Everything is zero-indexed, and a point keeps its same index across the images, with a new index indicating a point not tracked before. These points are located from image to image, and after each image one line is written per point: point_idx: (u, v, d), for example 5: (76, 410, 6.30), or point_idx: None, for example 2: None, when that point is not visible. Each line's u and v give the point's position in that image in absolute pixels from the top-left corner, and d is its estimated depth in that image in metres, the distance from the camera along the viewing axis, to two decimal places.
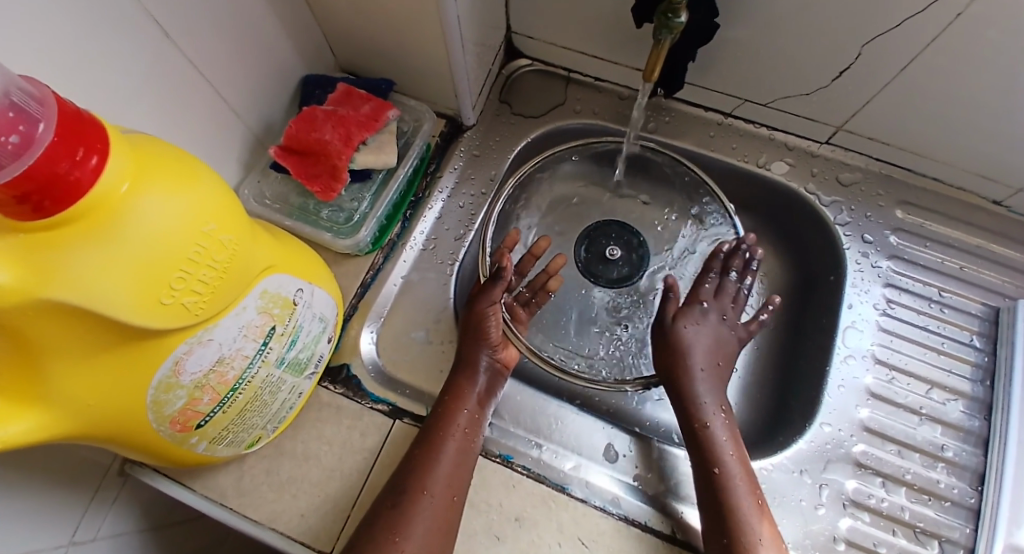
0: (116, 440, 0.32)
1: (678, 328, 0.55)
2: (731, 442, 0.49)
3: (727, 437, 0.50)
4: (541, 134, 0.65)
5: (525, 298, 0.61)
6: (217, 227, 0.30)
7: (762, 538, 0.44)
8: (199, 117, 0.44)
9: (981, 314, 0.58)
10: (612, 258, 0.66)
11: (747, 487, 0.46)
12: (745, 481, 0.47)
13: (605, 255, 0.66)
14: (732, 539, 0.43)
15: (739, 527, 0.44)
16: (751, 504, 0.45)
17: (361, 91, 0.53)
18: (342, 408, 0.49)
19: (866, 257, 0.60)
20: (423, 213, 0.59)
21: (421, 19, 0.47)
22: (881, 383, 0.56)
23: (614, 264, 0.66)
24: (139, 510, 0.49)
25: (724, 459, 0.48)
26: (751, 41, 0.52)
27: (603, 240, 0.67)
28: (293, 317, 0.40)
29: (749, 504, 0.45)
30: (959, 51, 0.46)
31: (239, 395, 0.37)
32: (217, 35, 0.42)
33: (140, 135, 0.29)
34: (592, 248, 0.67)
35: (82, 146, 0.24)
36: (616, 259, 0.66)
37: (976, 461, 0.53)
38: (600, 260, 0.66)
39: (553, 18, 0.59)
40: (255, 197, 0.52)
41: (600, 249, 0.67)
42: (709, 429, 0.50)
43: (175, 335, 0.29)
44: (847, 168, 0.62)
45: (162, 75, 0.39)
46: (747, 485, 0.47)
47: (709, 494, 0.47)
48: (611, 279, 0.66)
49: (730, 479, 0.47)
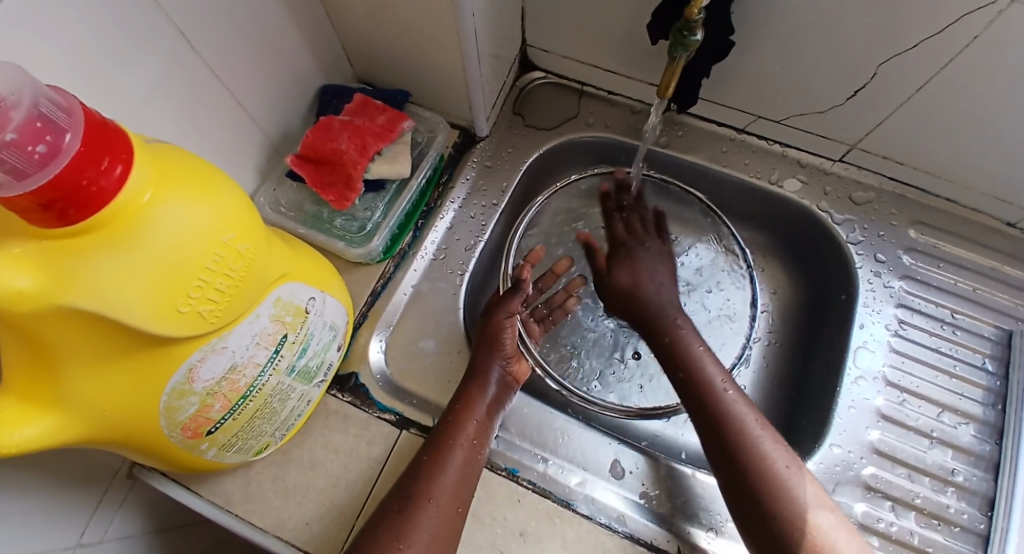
0: (129, 445, 0.33)
1: (615, 279, 0.58)
2: (697, 342, 0.52)
3: (694, 341, 0.52)
4: (553, 146, 0.65)
5: (542, 314, 0.62)
6: (235, 236, 0.30)
7: (747, 411, 0.47)
8: (218, 125, 0.45)
9: (993, 338, 0.58)
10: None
11: (722, 378, 0.49)
12: (718, 371, 0.49)
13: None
14: (718, 420, 0.46)
15: (721, 410, 0.47)
16: (728, 389, 0.48)
17: (377, 102, 0.53)
18: (350, 416, 0.49)
19: (879, 276, 0.60)
20: (434, 223, 0.59)
21: (439, 32, 0.47)
22: (893, 405, 0.56)
23: None
24: (146, 513, 0.49)
25: (694, 355, 0.51)
26: (766, 58, 0.53)
27: None
28: (305, 325, 0.40)
29: (726, 391, 0.48)
30: (974, 73, 0.46)
31: (250, 402, 0.37)
32: (239, 43, 0.43)
33: (161, 144, 0.29)
34: None
35: (106, 155, 0.24)
36: None
37: (986, 486, 0.52)
38: None
39: (569, 32, 0.59)
40: (270, 204, 0.52)
41: None
42: (672, 335, 0.52)
43: (190, 342, 0.30)
44: (861, 187, 0.62)
45: (183, 82, 0.40)
46: (721, 374, 0.49)
47: (686, 389, 0.49)
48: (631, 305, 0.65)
49: (704, 374, 0.49)
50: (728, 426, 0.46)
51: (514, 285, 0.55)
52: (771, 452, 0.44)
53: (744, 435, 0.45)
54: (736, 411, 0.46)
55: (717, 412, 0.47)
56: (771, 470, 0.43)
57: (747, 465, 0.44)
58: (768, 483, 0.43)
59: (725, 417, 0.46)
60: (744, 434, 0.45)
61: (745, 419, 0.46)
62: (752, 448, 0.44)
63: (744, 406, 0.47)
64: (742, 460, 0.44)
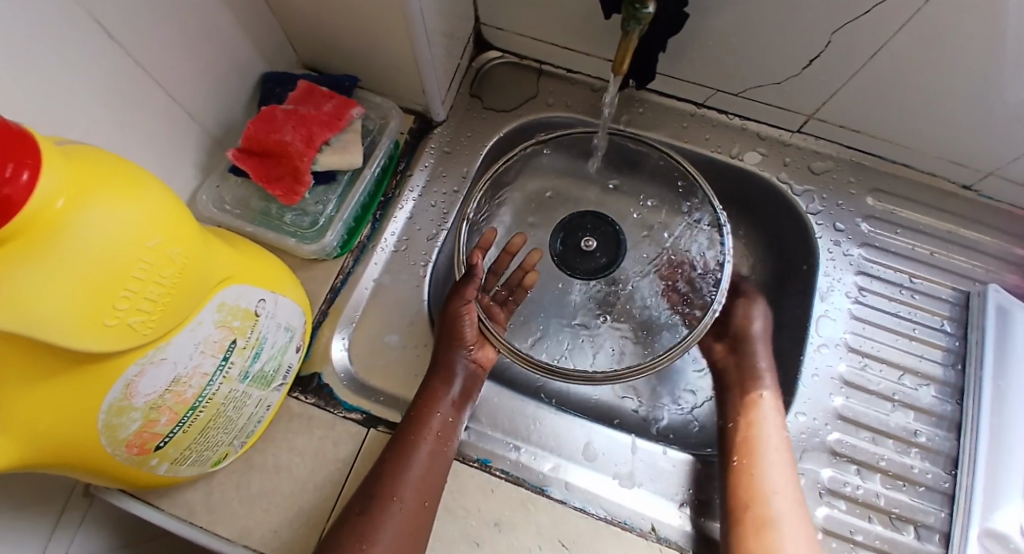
0: (67, 467, 0.31)
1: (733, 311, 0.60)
2: (773, 380, 0.55)
3: (771, 379, 0.55)
4: (513, 128, 0.63)
5: (503, 296, 0.62)
6: (164, 241, 0.28)
7: (782, 445, 0.50)
8: (151, 121, 0.42)
9: (952, 300, 0.59)
10: (587, 250, 0.67)
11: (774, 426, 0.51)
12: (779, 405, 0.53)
13: (581, 247, 0.66)
14: (752, 442, 0.50)
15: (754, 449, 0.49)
16: (766, 413, 0.52)
17: (324, 89, 0.51)
18: (314, 418, 0.48)
19: (838, 245, 0.61)
20: (394, 213, 0.57)
21: (384, 14, 0.45)
22: (855, 370, 0.57)
23: (591, 255, 0.66)
24: (107, 530, 0.47)
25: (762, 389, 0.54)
26: (722, 30, 0.52)
27: (578, 232, 0.67)
28: (256, 328, 0.38)
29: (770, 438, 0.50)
30: (927, 38, 0.46)
31: (201, 413, 0.36)
32: (167, 32, 0.40)
33: (74, 145, 0.27)
34: (568, 239, 0.67)
35: (12, 161, 0.21)
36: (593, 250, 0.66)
37: (948, 445, 0.54)
38: (576, 251, 0.66)
39: (524, 9, 0.57)
40: (214, 202, 0.49)
41: (575, 240, 0.67)
42: (762, 370, 0.55)
43: (123, 356, 0.28)
44: (819, 157, 0.62)
45: (108, 77, 0.37)
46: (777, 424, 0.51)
47: (743, 411, 0.53)
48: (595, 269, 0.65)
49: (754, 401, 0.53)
50: (757, 448, 0.49)
51: (467, 271, 0.54)
52: (781, 483, 0.47)
53: (761, 461, 0.48)
54: (776, 440, 0.50)
55: (755, 436, 0.50)
56: (769, 494, 0.47)
57: (752, 486, 0.47)
58: (758, 504, 0.46)
59: (763, 440, 0.50)
60: (766, 460, 0.48)
61: (773, 451, 0.49)
62: (765, 474, 0.48)
63: (782, 437, 0.50)
64: (751, 480, 0.47)
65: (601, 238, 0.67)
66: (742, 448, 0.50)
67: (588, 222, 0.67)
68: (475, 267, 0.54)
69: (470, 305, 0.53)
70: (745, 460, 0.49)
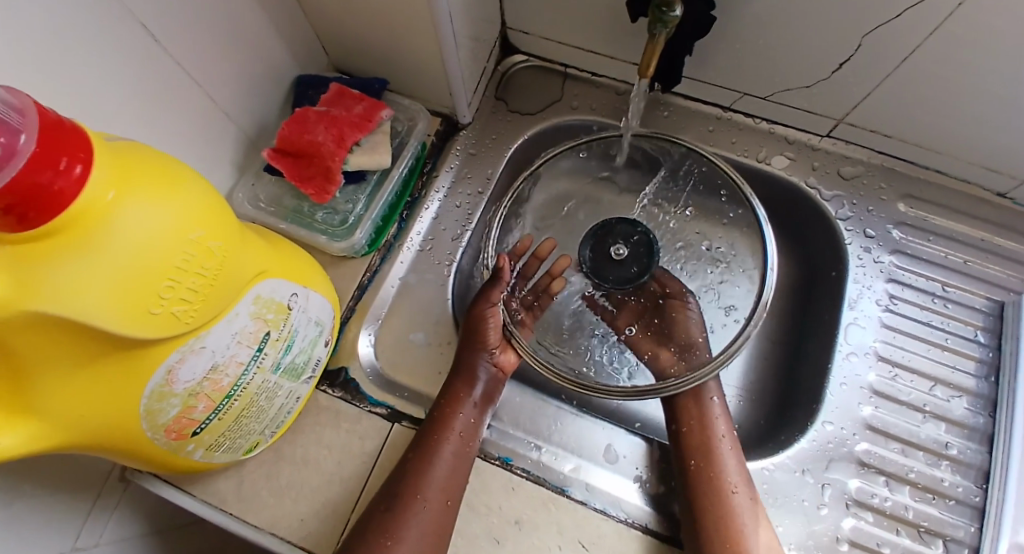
0: (112, 450, 0.32)
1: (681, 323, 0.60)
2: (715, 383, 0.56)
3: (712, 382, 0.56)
4: (538, 130, 0.64)
5: (528, 302, 0.61)
6: (205, 234, 0.29)
7: (734, 444, 0.51)
8: (191, 121, 0.43)
9: (985, 309, 0.58)
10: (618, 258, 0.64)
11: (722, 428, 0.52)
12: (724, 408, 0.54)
13: (611, 254, 0.64)
14: (709, 444, 0.50)
15: (712, 451, 0.50)
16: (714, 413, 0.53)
17: (354, 91, 0.52)
18: (341, 411, 0.49)
19: (869, 252, 0.60)
20: (420, 214, 0.58)
21: (413, 18, 0.46)
22: (885, 380, 0.56)
23: (622, 264, 0.63)
24: (141, 515, 0.49)
25: (710, 393, 0.54)
26: (749, 33, 0.51)
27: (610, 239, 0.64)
28: (288, 322, 0.39)
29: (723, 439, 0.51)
30: (960, 40, 0.45)
31: (235, 401, 0.37)
32: (206, 35, 0.42)
33: (124, 142, 0.28)
34: (599, 247, 0.64)
35: (64, 155, 0.23)
36: (624, 259, 0.64)
37: (980, 459, 0.52)
38: (606, 260, 0.63)
39: (549, 14, 0.58)
40: (249, 200, 0.51)
41: (606, 248, 0.64)
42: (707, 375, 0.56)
43: (167, 344, 0.29)
44: (849, 162, 0.61)
45: (153, 80, 0.38)
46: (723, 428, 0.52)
47: (693, 414, 0.53)
48: (623, 279, 0.63)
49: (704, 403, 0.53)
50: (713, 450, 0.50)
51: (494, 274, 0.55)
52: (741, 482, 0.48)
53: (719, 462, 0.49)
54: (729, 440, 0.51)
55: (711, 436, 0.51)
56: (731, 492, 0.47)
57: (716, 488, 0.47)
58: (724, 505, 0.46)
59: (720, 441, 0.50)
60: (725, 461, 0.49)
61: (728, 450, 0.50)
62: (725, 474, 0.48)
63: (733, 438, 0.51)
64: (713, 481, 0.48)
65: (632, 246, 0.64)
66: (699, 451, 0.50)
67: (621, 232, 0.64)
68: (501, 270, 0.55)
69: (495, 307, 0.54)
70: (704, 463, 0.49)
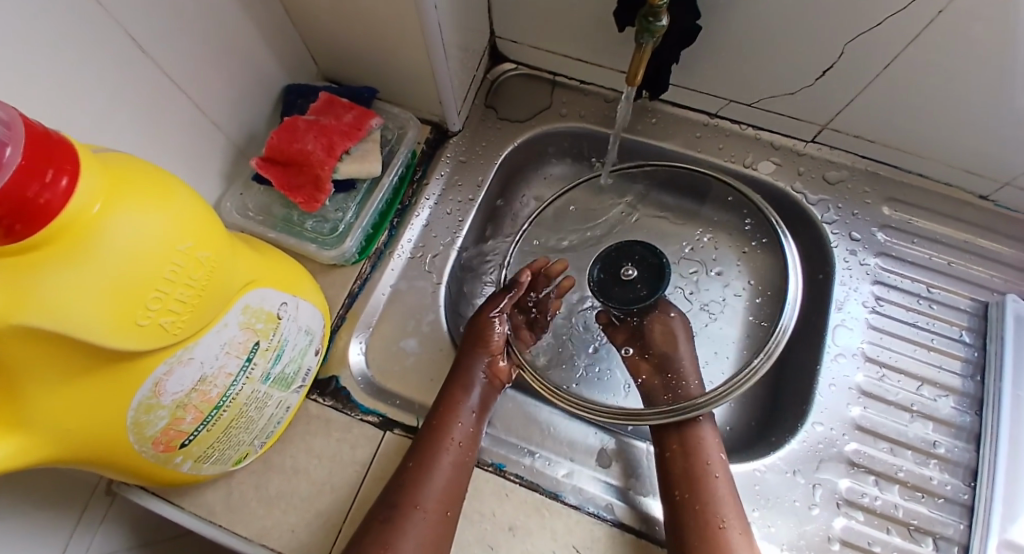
0: (98, 463, 0.32)
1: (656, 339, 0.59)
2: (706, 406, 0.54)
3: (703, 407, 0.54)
4: (528, 138, 0.64)
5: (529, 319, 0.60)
6: (194, 244, 0.29)
7: (723, 473, 0.49)
8: (179, 131, 0.43)
9: (970, 310, 0.59)
10: (626, 280, 0.63)
11: (714, 462, 0.49)
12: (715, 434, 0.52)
13: (621, 276, 0.63)
14: (695, 472, 0.48)
15: (701, 483, 0.47)
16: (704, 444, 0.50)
17: (343, 100, 0.52)
18: (331, 420, 0.49)
19: (854, 255, 0.61)
20: (410, 221, 0.59)
21: (403, 27, 0.46)
22: (873, 381, 0.57)
23: (629, 284, 0.62)
24: (128, 528, 0.49)
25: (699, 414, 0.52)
26: (734, 41, 0.52)
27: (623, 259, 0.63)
28: (277, 331, 0.39)
29: (713, 472, 0.48)
30: (940, 47, 0.46)
31: (224, 412, 0.37)
32: (195, 45, 0.42)
33: (112, 153, 0.28)
34: (609, 267, 0.63)
35: (51, 167, 0.23)
36: (631, 281, 0.62)
37: (967, 457, 0.53)
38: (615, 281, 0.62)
39: (538, 22, 0.58)
40: (238, 209, 0.51)
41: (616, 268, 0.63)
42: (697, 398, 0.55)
43: (155, 354, 0.29)
44: (833, 166, 0.62)
45: (140, 89, 0.38)
46: (715, 460, 0.49)
47: (682, 440, 0.51)
48: (630, 300, 0.61)
49: (692, 433, 0.51)
50: (700, 482, 0.47)
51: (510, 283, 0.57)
52: (729, 515, 0.46)
53: (707, 494, 0.47)
54: (717, 468, 0.49)
55: (697, 465, 0.49)
56: (720, 529, 0.45)
57: (703, 522, 0.45)
58: (711, 540, 0.44)
59: (707, 471, 0.48)
60: (711, 492, 0.47)
61: (716, 479, 0.48)
62: (712, 506, 0.46)
63: (722, 464, 0.49)
64: (700, 515, 0.45)
65: (645, 270, 0.63)
66: (684, 481, 0.48)
67: (637, 259, 0.63)
68: (517, 281, 0.57)
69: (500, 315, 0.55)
70: (690, 494, 0.47)
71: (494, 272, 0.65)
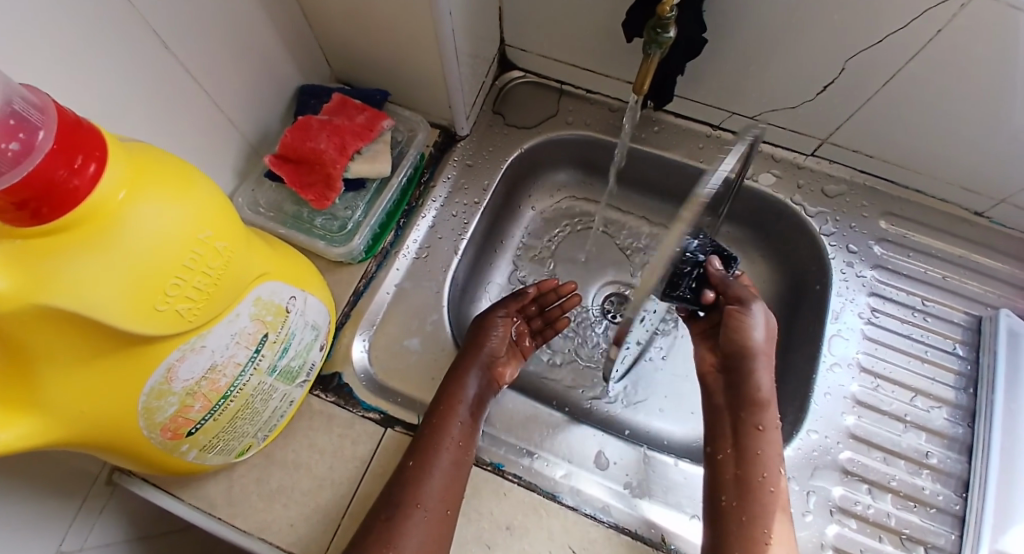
0: (106, 448, 0.32)
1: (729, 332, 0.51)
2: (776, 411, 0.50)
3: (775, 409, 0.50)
4: (534, 144, 0.65)
5: (536, 327, 0.61)
6: (213, 234, 0.30)
7: (779, 486, 0.47)
8: (195, 125, 0.44)
9: (964, 323, 0.60)
10: None
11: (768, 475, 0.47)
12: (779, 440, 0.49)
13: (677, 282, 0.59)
14: (750, 482, 0.47)
15: (749, 494, 0.47)
16: (766, 456, 0.48)
17: (355, 101, 0.54)
18: (334, 416, 0.49)
19: (851, 267, 0.62)
20: (416, 222, 0.59)
21: (417, 32, 0.47)
22: (867, 391, 0.57)
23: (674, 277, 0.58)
24: (127, 519, 0.49)
25: (762, 419, 0.49)
26: (738, 55, 0.54)
27: None
28: (286, 324, 0.40)
29: (766, 485, 0.47)
30: (935, 66, 0.47)
31: (231, 402, 0.37)
32: (214, 43, 0.43)
33: (137, 143, 0.29)
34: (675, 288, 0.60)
35: (81, 154, 0.24)
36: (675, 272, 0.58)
37: (960, 468, 0.54)
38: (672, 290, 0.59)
39: (548, 32, 0.60)
40: (249, 205, 0.52)
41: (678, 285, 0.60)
42: (768, 396, 0.49)
43: (169, 341, 0.30)
44: (832, 181, 0.64)
45: (159, 83, 0.39)
46: (772, 470, 0.47)
47: (739, 446, 0.49)
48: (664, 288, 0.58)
49: (759, 443, 0.48)
50: (750, 494, 0.46)
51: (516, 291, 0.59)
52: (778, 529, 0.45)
53: (758, 508, 0.46)
54: (774, 481, 0.47)
55: (751, 475, 0.47)
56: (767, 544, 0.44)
57: (748, 533, 0.45)
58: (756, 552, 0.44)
59: (761, 484, 0.47)
60: (764, 505, 0.46)
61: (769, 494, 0.46)
62: (760, 520, 0.45)
63: (779, 477, 0.48)
64: (744, 527, 0.45)
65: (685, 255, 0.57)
66: (733, 488, 0.47)
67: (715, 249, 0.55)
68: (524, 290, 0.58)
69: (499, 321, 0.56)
70: (740, 503, 0.46)
71: (498, 276, 0.66)
